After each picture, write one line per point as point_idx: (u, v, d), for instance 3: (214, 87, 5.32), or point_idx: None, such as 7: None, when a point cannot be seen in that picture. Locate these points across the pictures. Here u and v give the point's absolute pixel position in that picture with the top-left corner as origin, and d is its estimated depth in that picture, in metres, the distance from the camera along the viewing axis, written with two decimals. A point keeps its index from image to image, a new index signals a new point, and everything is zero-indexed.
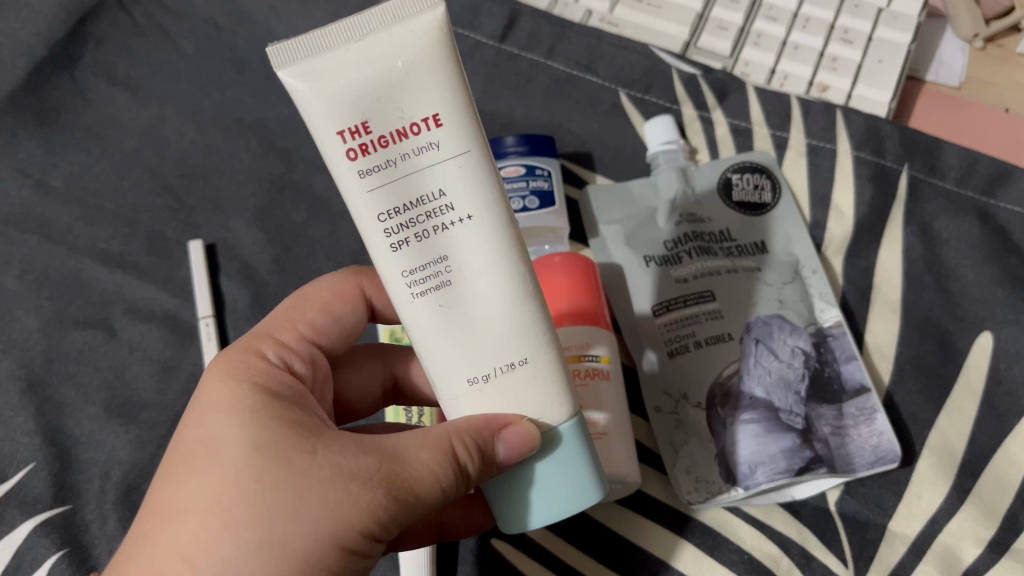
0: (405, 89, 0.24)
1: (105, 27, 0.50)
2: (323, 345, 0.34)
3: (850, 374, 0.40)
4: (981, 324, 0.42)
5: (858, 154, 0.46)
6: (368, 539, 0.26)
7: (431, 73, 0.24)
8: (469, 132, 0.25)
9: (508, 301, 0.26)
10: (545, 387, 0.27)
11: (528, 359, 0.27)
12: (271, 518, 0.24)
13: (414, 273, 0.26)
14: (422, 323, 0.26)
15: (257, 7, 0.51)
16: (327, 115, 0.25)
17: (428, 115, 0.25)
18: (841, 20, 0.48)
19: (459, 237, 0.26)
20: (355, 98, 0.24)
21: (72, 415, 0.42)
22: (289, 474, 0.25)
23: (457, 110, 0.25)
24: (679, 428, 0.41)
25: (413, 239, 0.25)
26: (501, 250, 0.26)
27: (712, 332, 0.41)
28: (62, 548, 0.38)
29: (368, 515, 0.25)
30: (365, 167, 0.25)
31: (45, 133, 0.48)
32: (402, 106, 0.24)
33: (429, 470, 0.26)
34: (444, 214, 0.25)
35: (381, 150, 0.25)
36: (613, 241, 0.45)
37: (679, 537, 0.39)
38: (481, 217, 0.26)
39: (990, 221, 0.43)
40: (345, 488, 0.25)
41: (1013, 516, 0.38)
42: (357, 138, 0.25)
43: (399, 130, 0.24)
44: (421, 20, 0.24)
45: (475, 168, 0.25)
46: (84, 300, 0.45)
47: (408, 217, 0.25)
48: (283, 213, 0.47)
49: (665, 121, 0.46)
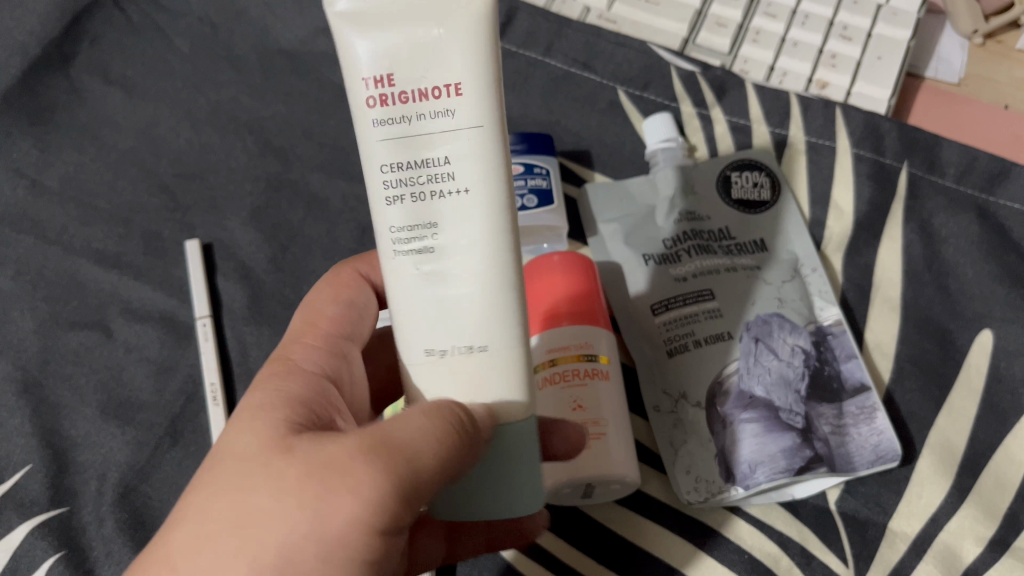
0: (437, 53, 0.24)
1: (98, 25, 0.50)
2: (352, 334, 0.33)
3: (850, 373, 0.40)
4: (981, 321, 0.42)
5: (858, 151, 0.45)
6: (375, 532, 0.23)
7: (465, 45, 0.24)
8: (488, 109, 0.25)
9: (486, 284, 0.26)
10: (499, 379, 0.26)
11: (488, 346, 0.26)
12: (265, 524, 0.22)
13: (401, 231, 0.26)
14: (404, 281, 0.26)
15: (252, 5, 0.51)
16: (361, 57, 0.25)
17: (451, 83, 0.24)
18: (841, 16, 0.47)
19: (451, 206, 0.25)
20: (387, 50, 0.24)
21: (68, 417, 0.42)
22: (278, 475, 0.23)
23: (482, 86, 0.25)
24: (678, 427, 0.40)
25: (408, 199, 0.25)
26: (491, 233, 0.26)
27: (712, 331, 0.41)
28: (60, 550, 0.38)
29: (360, 500, 0.22)
30: (380, 116, 0.25)
31: (39, 132, 0.48)
32: (428, 69, 0.24)
33: (424, 443, 0.24)
34: (443, 182, 0.25)
35: (399, 104, 0.25)
36: (612, 240, 0.45)
37: (680, 538, 0.39)
38: (479, 194, 0.25)
39: (990, 218, 0.43)
40: (332, 476, 0.23)
41: (1014, 515, 0.38)
42: (381, 88, 0.25)
43: (421, 91, 0.24)
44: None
45: (485, 146, 0.25)
46: (80, 301, 0.44)
47: (409, 175, 0.25)
48: (279, 212, 0.47)
49: (664, 119, 0.46)
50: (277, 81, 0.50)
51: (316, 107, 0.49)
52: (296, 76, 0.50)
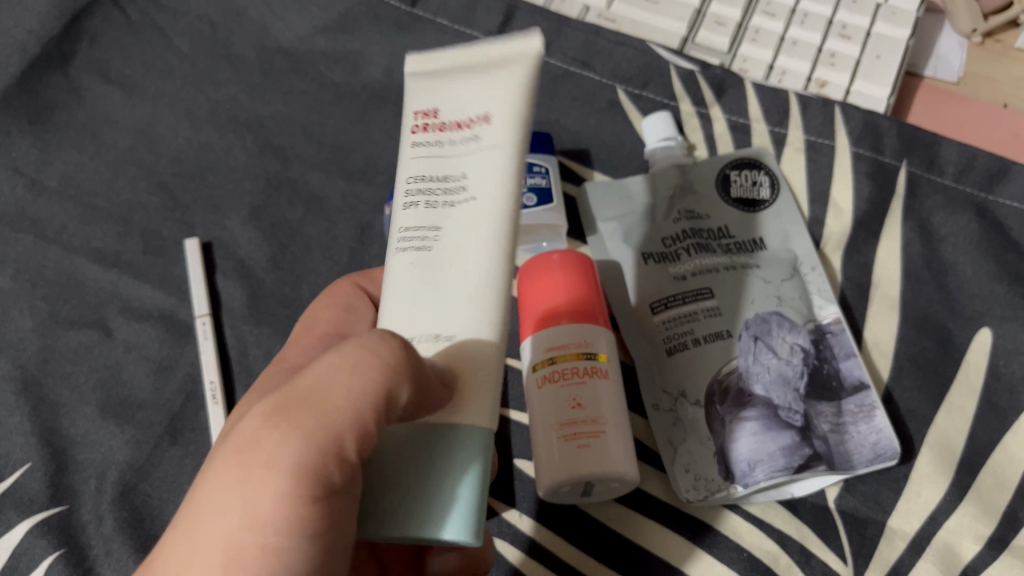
0: (477, 97, 0.28)
1: (98, 24, 0.50)
2: (348, 331, 0.35)
3: (849, 371, 0.40)
4: (980, 319, 0.42)
5: (857, 150, 0.46)
6: (308, 492, 0.23)
7: (502, 94, 0.28)
8: (511, 141, 0.27)
9: (470, 285, 0.26)
10: (462, 373, 0.25)
11: (454, 338, 0.25)
12: (204, 519, 0.23)
13: (409, 230, 0.27)
14: (395, 277, 0.27)
15: (252, 4, 0.51)
16: (420, 100, 0.30)
17: (481, 118, 0.28)
18: (840, 15, 0.47)
19: (459, 212, 0.26)
20: (441, 96, 0.29)
21: (68, 415, 0.42)
22: (207, 468, 0.23)
23: (510, 123, 0.27)
24: (678, 425, 0.40)
25: (421, 204, 0.27)
26: (488, 238, 0.26)
27: (711, 330, 0.41)
28: (59, 548, 0.38)
29: (281, 465, 0.22)
30: (420, 141, 0.28)
31: (38, 130, 0.48)
32: (469, 109, 0.28)
33: (338, 399, 0.23)
34: (455, 192, 0.27)
35: (438, 132, 0.28)
36: (611, 238, 0.45)
37: (680, 536, 0.39)
38: (486, 204, 0.26)
39: (988, 216, 0.43)
40: (255, 449, 0.23)
41: (1012, 512, 0.38)
42: (427, 121, 0.29)
43: (458, 124, 0.28)
44: (517, 59, 0.29)
45: (498, 165, 0.27)
46: (80, 300, 0.44)
47: (429, 186, 0.27)
48: (279, 210, 0.47)
49: (665, 117, 0.46)
50: (277, 80, 0.50)
51: (316, 106, 0.49)
52: (296, 75, 0.50)
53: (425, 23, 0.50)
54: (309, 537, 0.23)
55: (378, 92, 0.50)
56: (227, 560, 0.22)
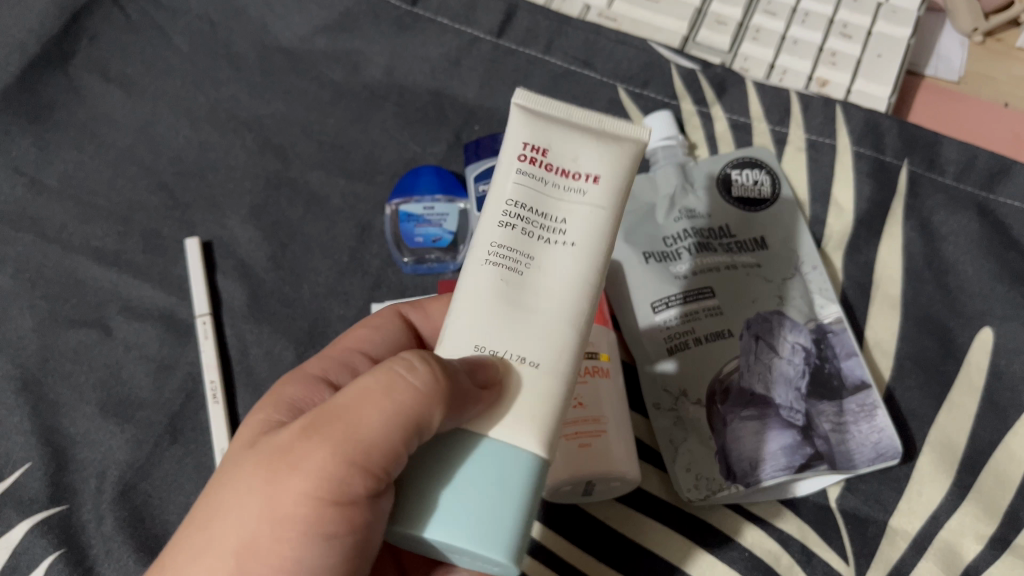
0: (590, 151, 0.27)
1: (98, 22, 0.50)
2: (371, 353, 0.34)
3: (850, 370, 0.40)
4: (981, 318, 0.42)
5: (858, 149, 0.46)
6: (330, 505, 0.24)
7: (616, 158, 0.27)
8: (615, 204, 0.27)
9: (557, 323, 0.25)
10: (538, 405, 0.24)
11: (539, 364, 0.25)
12: (230, 515, 0.24)
13: (499, 250, 0.26)
14: (476, 291, 0.26)
15: (252, 2, 0.51)
16: (526, 128, 0.27)
17: (592, 175, 0.26)
18: (841, 14, 0.47)
19: (554, 254, 0.26)
20: (552, 129, 0.27)
21: (68, 415, 0.41)
22: (239, 469, 0.25)
23: (618, 190, 0.27)
24: (678, 424, 0.40)
25: (517, 231, 0.26)
26: (578, 288, 0.26)
27: (712, 329, 0.41)
28: (59, 548, 0.38)
29: (308, 478, 0.24)
30: (525, 167, 0.26)
31: (38, 130, 0.48)
32: (581, 157, 0.27)
33: (370, 420, 0.24)
34: (555, 233, 0.26)
35: (544, 169, 0.26)
36: (612, 237, 0.44)
37: (680, 535, 0.39)
38: (583, 255, 0.26)
39: (989, 215, 0.43)
40: (289, 460, 0.24)
41: (1014, 512, 0.38)
42: (533, 153, 0.27)
43: (566, 170, 0.26)
44: (638, 130, 0.27)
45: (599, 223, 0.26)
46: (79, 299, 0.44)
47: (527, 217, 0.26)
48: (278, 210, 0.47)
49: (664, 117, 0.46)
50: (277, 79, 0.50)
51: (316, 105, 0.49)
52: (296, 74, 0.50)
53: (426, 22, 0.50)
54: (326, 545, 0.24)
55: (379, 91, 0.50)
56: (245, 554, 0.24)
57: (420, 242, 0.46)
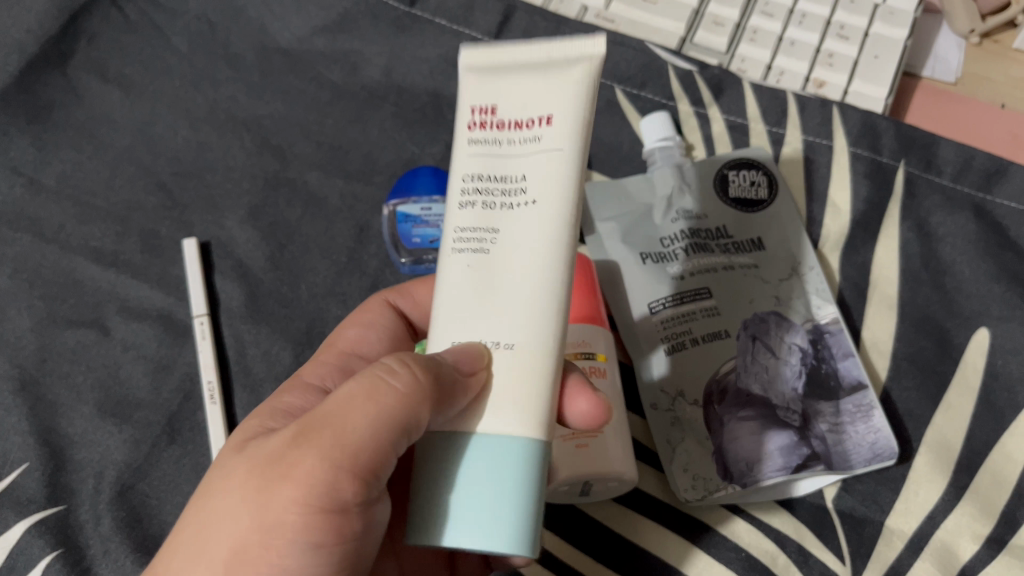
0: (536, 92, 0.26)
1: (96, 23, 0.50)
2: (366, 353, 0.35)
3: (847, 371, 0.40)
4: (978, 319, 0.42)
5: (854, 150, 0.46)
6: (318, 510, 0.24)
7: (564, 91, 0.26)
8: (575, 139, 0.25)
9: (529, 291, 0.25)
10: (519, 385, 0.24)
11: (514, 344, 0.25)
12: (220, 523, 0.24)
13: (465, 231, 0.26)
14: (449, 279, 0.26)
15: (250, 3, 0.51)
16: (472, 90, 0.27)
17: (543, 116, 0.26)
18: (838, 15, 0.48)
19: (519, 217, 0.25)
20: (498, 84, 0.27)
21: (66, 415, 0.42)
22: (229, 477, 0.25)
23: (575, 121, 0.26)
24: (676, 425, 0.40)
25: (479, 206, 0.26)
26: (549, 244, 0.25)
27: (709, 329, 0.41)
28: (56, 548, 0.38)
29: (296, 485, 0.24)
30: (476, 136, 0.27)
31: (37, 130, 0.48)
32: (529, 103, 0.26)
33: (357, 423, 0.24)
34: (516, 196, 0.25)
35: (495, 128, 0.26)
36: (609, 238, 0.45)
37: (679, 536, 0.39)
38: (549, 209, 0.25)
39: (986, 216, 0.44)
40: (278, 468, 0.24)
41: (1010, 512, 0.38)
42: (482, 114, 0.27)
43: (517, 121, 0.26)
44: (584, 43, 0.26)
45: (560, 168, 0.25)
46: (78, 299, 0.44)
47: (486, 185, 0.26)
48: (277, 210, 0.47)
49: (661, 118, 0.46)
50: (275, 79, 0.50)
51: (314, 106, 0.49)
52: (294, 75, 0.50)
53: (424, 23, 0.50)
54: (314, 551, 0.24)
55: (377, 92, 0.50)
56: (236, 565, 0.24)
57: (417, 242, 0.45)
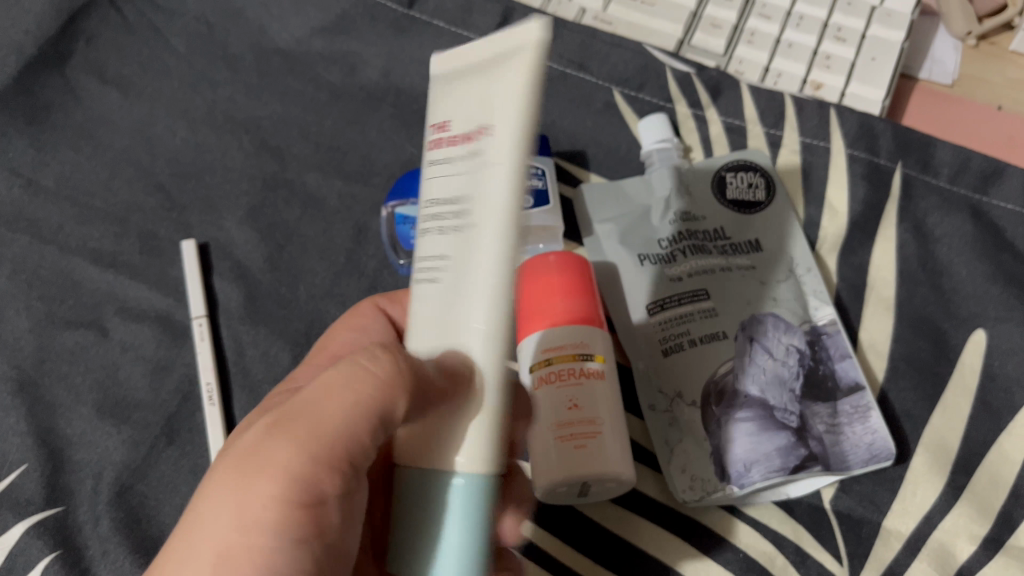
0: (481, 100, 0.24)
1: (95, 24, 0.50)
2: (358, 358, 0.36)
3: (844, 372, 0.40)
4: (975, 320, 0.42)
5: (851, 152, 0.46)
6: (299, 505, 0.24)
7: (503, 92, 0.23)
8: (511, 148, 0.22)
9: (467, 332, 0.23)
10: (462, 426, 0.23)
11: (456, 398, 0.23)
12: (203, 526, 0.24)
13: (422, 266, 0.25)
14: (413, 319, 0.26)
15: (248, 4, 0.51)
16: (438, 112, 0.26)
17: (481, 124, 0.23)
18: (835, 17, 0.48)
19: (456, 244, 0.23)
20: (455, 101, 0.25)
21: (64, 416, 0.42)
22: (212, 476, 0.25)
23: (512, 127, 0.22)
24: (674, 426, 0.40)
25: (431, 235, 0.25)
26: (483, 275, 0.22)
27: (707, 331, 0.41)
28: (55, 549, 0.38)
29: (278, 479, 0.24)
30: (434, 159, 0.26)
31: (35, 131, 0.48)
32: (473, 113, 0.24)
33: (335, 413, 0.25)
34: (453, 220, 0.24)
35: (447, 147, 0.25)
36: (607, 239, 0.45)
37: (677, 536, 0.39)
38: (481, 233, 0.22)
39: (983, 218, 0.44)
40: (258, 458, 0.24)
41: (1007, 513, 0.38)
42: (441, 133, 0.26)
43: (464, 134, 0.24)
44: (523, 31, 0.23)
45: (495, 182, 0.22)
46: (76, 300, 0.44)
47: (437, 211, 0.25)
48: (275, 211, 0.47)
49: (659, 121, 0.46)
50: (273, 80, 0.50)
51: (312, 107, 0.50)
52: (293, 76, 0.50)
53: (422, 25, 0.50)
54: (296, 545, 0.24)
55: (375, 93, 0.50)
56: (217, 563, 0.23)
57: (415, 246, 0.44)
